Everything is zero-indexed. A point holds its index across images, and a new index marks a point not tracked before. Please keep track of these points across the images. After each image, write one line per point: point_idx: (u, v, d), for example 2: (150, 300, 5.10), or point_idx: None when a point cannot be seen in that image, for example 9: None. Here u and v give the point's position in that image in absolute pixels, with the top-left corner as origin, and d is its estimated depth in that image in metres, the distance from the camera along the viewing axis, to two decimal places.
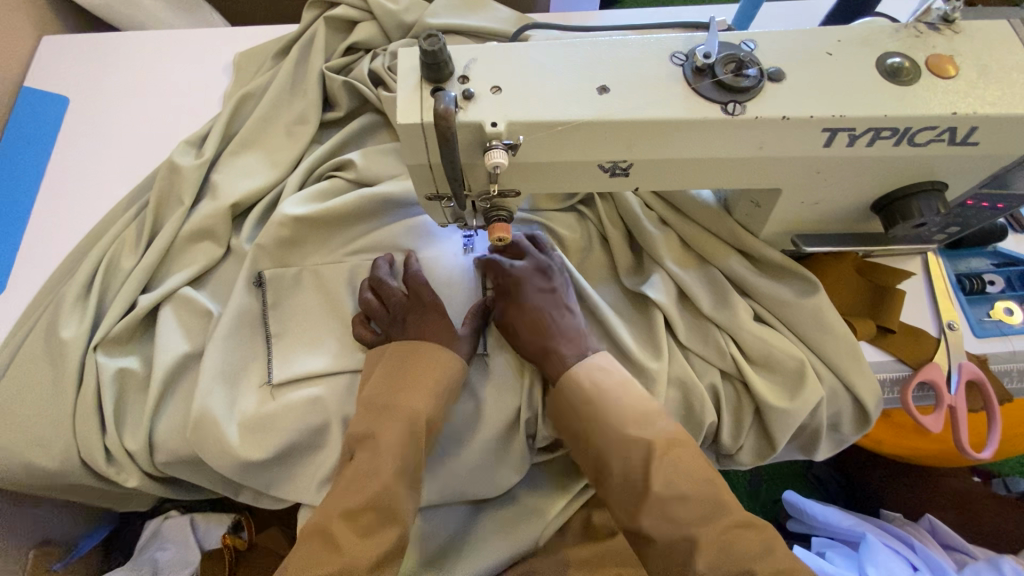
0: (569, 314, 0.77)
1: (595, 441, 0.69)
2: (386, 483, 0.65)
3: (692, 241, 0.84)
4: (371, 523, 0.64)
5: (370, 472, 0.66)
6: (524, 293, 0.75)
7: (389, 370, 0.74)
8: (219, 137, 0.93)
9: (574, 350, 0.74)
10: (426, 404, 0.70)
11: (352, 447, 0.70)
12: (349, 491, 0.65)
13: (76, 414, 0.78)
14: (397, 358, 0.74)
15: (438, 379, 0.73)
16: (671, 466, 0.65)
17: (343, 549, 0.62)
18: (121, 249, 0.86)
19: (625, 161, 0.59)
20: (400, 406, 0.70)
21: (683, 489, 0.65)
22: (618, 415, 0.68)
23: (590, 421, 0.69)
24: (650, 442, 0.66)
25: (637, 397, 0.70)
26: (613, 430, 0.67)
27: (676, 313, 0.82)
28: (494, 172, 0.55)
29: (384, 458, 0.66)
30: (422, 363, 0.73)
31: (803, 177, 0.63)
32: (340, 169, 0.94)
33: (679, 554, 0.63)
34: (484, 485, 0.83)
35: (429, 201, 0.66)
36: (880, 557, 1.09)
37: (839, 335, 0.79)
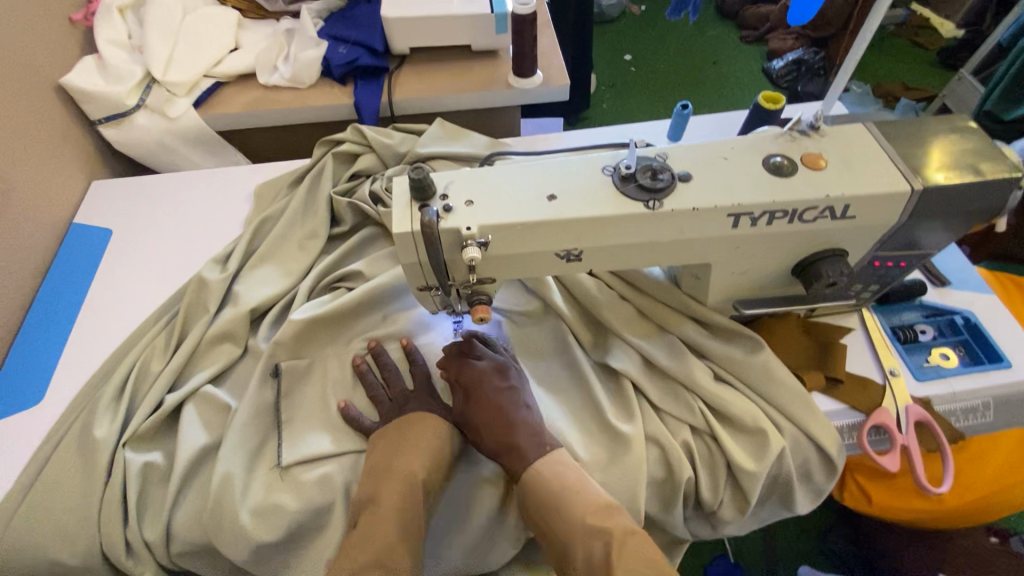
0: (530, 406, 0.85)
1: (558, 529, 0.74)
2: (388, 544, 0.73)
3: (650, 313, 0.96)
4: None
5: (371, 538, 0.73)
6: (484, 389, 0.84)
7: (389, 439, 0.83)
8: (242, 253, 1.08)
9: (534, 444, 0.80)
10: (421, 466, 0.79)
11: (356, 515, 0.78)
12: (354, 557, 0.72)
13: (101, 508, 0.84)
14: (395, 429, 0.84)
15: (432, 444, 0.82)
16: (630, 554, 0.70)
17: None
18: (152, 354, 0.98)
19: (576, 249, 0.74)
20: (398, 470, 0.78)
21: (642, 575, 0.68)
22: (578, 503, 0.74)
23: (554, 514, 0.75)
24: (610, 530, 0.72)
25: (596, 492, 0.76)
26: (575, 517, 0.73)
27: (644, 379, 0.92)
28: (471, 264, 0.69)
29: (386, 521, 0.74)
30: (419, 429, 0.83)
31: (726, 253, 0.78)
32: (343, 279, 1.07)
33: None
34: (480, 560, 0.86)
35: (421, 292, 0.80)
36: None
37: (789, 386, 0.88)
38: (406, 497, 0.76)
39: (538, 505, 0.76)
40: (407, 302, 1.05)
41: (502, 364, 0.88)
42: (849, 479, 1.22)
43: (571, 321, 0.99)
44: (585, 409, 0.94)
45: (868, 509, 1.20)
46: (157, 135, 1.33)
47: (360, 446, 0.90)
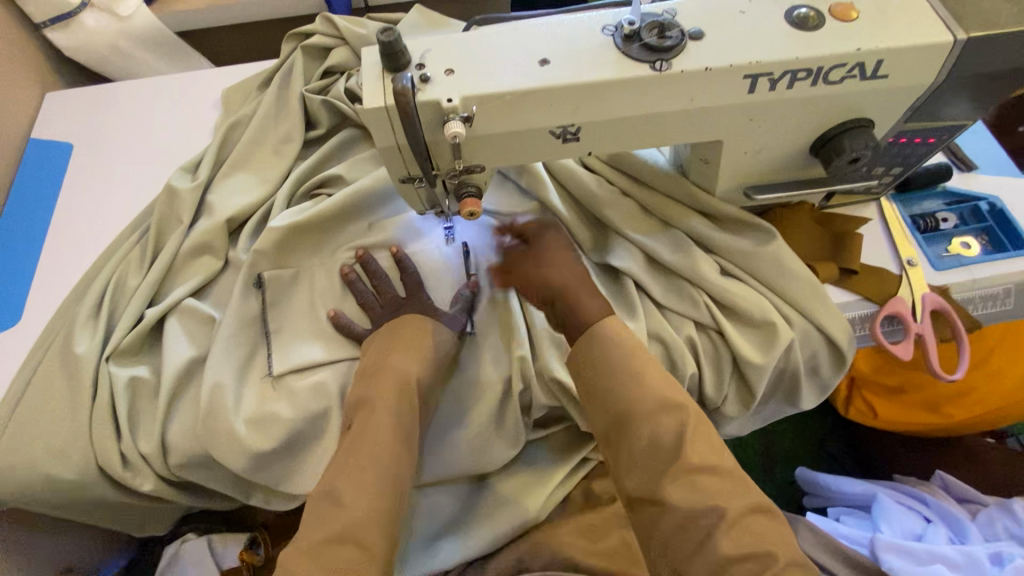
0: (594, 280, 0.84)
1: (629, 395, 0.71)
2: (385, 438, 0.70)
3: (654, 207, 0.89)
4: (374, 479, 0.67)
5: (366, 434, 0.70)
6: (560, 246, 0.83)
7: (381, 342, 0.80)
8: (212, 161, 1.00)
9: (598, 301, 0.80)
10: (417, 366, 0.78)
11: (349, 416, 0.74)
12: (349, 454, 0.69)
13: (93, 422, 0.82)
14: (388, 333, 0.81)
15: (424, 344, 0.80)
16: (701, 439, 0.68)
17: (347, 507, 0.65)
18: (127, 269, 0.93)
19: (573, 126, 0.66)
20: (392, 369, 0.76)
21: (713, 463, 0.66)
22: (655, 377, 0.72)
23: (626, 378, 0.72)
24: (686, 409, 0.70)
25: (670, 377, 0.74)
26: (652, 387, 0.71)
27: (646, 276, 0.87)
28: (454, 141, 0.62)
29: (380, 416, 0.71)
30: (410, 330, 0.81)
31: (738, 127, 0.70)
32: (324, 185, 0.99)
33: (699, 527, 0.63)
34: (479, 460, 0.86)
35: (403, 184, 0.72)
36: (893, 514, 1.20)
37: (800, 277, 0.83)
38: (400, 394, 0.74)
39: (610, 366, 0.73)
40: (393, 207, 0.99)
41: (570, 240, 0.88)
42: (857, 394, 1.24)
43: (569, 221, 0.92)
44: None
45: (872, 423, 1.23)
46: (109, 36, 1.20)
47: (352, 354, 0.87)
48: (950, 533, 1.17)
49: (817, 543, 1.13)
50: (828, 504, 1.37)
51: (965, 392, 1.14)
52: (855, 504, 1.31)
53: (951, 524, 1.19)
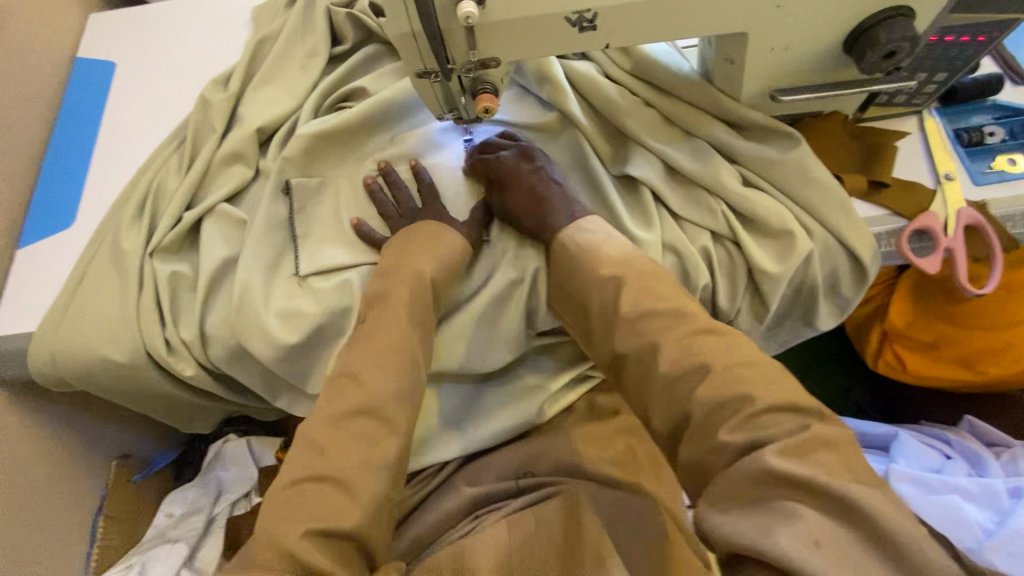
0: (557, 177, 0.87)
1: (575, 273, 0.75)
2: (406, 326, 0.75)
3: (676, 117, 0.88)
4: (394, 361, 0.72)
5: (389, 321, 0.75)
6: (507, 162, 0.87)
7: (400, 243, 0.83)
8: (243, 74, 1.03)
9: (565, 215, 0.81)
10: (434, 263, 0.81)
11: (366, 312, 0.78)
12: (373, 338, 0.73)
13: (141, 311, 0.90)
14: (407, 235, 0.84)
15: (442, 243, 0.83)
16: (650, 295, 0.67)
17: (366, 385, 0.70)
18: (167, 174, 0.98)
19: (590, 11, 0.65)
20: (409, 266, 0.80)
21: (651, 306, 0.66)
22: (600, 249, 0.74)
23: (571, 259, 0.76)
24: (625, 274, 0.70)
25: (616, 243, 0.75)
26: (591, 263, 0.73)
27: (665, 187, 0.86)
28: (467, 23, 0.62)
29: (400, 306, 0.76)
30: (428, 231, 0.84)
31: (764, 15, 0.67)
32: (348, 98, 1.02)
33: (648, 360, 0.64)
34: (489, 359, 0.89)
35: (419, 78, 0.73)
36: (911, 449, 1.19)
37: (825, 187, 0.81)
38: (416, 288, 0.78)
39: (559, 259, 0.78)
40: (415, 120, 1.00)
41: (525, 148, 0.88)
42: (887, 347, 1.19)
43: (589, 132, 0.92)
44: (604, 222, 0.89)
45: (901, 377, 1.19)
46: None
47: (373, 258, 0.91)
48: (970, 469, 1.16)
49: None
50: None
51: (1003, 349, 1.09)
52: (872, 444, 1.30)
53: (971, 460, 1.17)
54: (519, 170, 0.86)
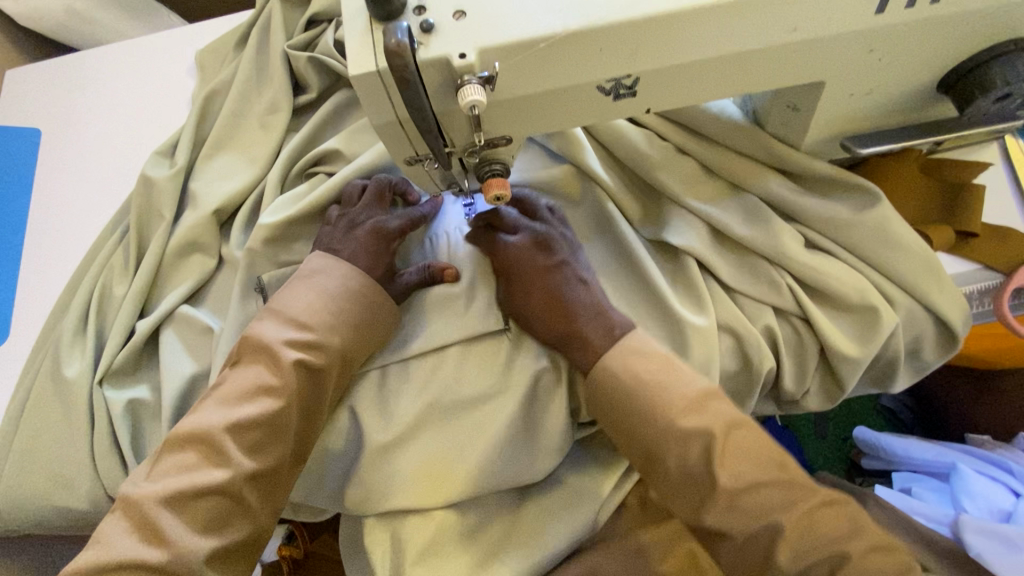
0: (585, 275, 0.71)
1: (645, 425, 0.60)
2: (284, 403, 0.63)
3: (719, 169, 0.73)
4: (258, 440, 0.62)
5: (270, 390, 0.64)
6: (523, 267, 0.71)
7: (311, 289, 0.70)
8: (190, 142, 0.86)
9: (602, 331, 0.67)
10: (338, 335, 0.68)
11: (240, 352, 0.66)
12: (236, 399, 0.63)
13: (96, 452, 0.74)
14: (316, 283, 0.70)
15: (343, 307, 0.69)
16: (736, 453, 0.56)
17: (171, 537, 0.56)
18: (112, 275, 0.82)
19: (629, 76, 0.49)
20: (317, 326, 0.67)
21: (755, 479, 0.55)
22: (676, 388, 0.60)
23: (639, 409, 0.61)
24: (712, 430, 0.57)
25: (689, 379, 0.61)
26: (665, 416, 0.59)
27: (712, 254, 0.72)
28: (473, 113, 0.46)
29: (289, 376, 0.64)
30: (330, 283, 0.70)
31: (852, 60, 0.52)
32: (321, 161, 0.85)
33: (758, 548, 0.53)
34: (527, 472, 0.73)
35: (410, 166, 0.58)
36: (975, 488, 0.97)
37: (909, 249, 0.67)
38: (305, 375, 0.66)
39: (617, 403, 0.63)
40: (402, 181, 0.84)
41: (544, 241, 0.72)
42: None
43: (615, 191, 0.76)
44: (643, 302, 0.74)
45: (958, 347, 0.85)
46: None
47: (367, 364, 0.76)
48: None
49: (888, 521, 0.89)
50: (892, 467, 1.15)
51: None
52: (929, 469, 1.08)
53: None
54: (542, 276, 0.70)
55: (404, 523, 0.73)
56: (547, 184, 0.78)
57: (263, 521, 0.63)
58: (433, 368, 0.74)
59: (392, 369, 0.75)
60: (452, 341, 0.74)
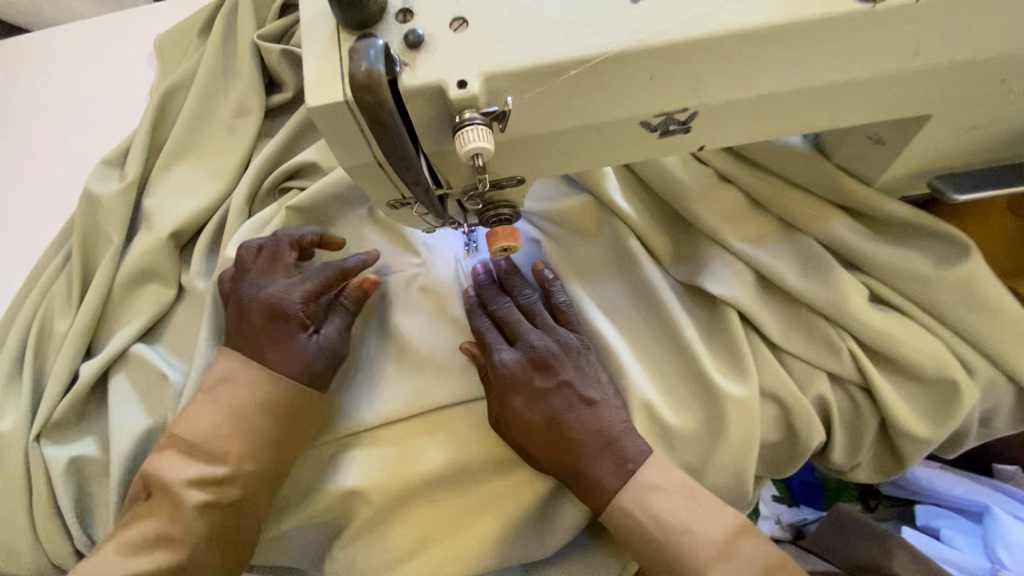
0: (599, 386, 0.57)
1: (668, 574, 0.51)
2: (186, 551, 0.55)
3: (769, 202, 0.61)
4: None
5: (170, 537, 0.55)
6: (514, 381, 0.56)
7: (214, 406, 0.58)
8: (145, 149, 0.74)
9: (615, 470, 0.53)
10: (252, 460, 0.57)
11: (149, 487, 0.58)
12: (137, 546, 0.55)
13: (33, 518, 0.64)
14: (222, 396, 0.58)
15: (251, 429, 0.57)
16: None
17: None
18: (53, 307, 0.70)
19: (684, 110, 0.37)
20: (223, 456, 0.56)
21: None
22: (706, 530, 0.51)
23: (660, 557, 0.51)
24: None
25: (719, 516, 0.51)
26: (691, 567, 0.50)
27: (757, 306, 0.60)
28: (475, 165, 0.34)
29: (192, 520, 0.55)
30: (235, 395, 0.58)
31: (975, 91, 0.40)
32: (295, 174, 0.72)
33: None
34: (538, 547, 0.63)
35: (395, 208, 0.46)
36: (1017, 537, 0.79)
37: (999, 312, 0.56)
38: (216, 512, 0.56)
39: (633, 549, 0.52)
40: None
41: (543, 348, 0.57)
42: None
43: (640, 226, 0.64)
44: (673, 363, 0.62)
45: None
46: None
47: (336, 429, 0.64)
48: None
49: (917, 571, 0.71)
50: (913, 500, 0.93)
51: None
52: (955, 506, 0.89)
53: None
54: (537, 395, 0.56)
55: None
56: (559, 222, 0.67)
57: None
58: (425, 431, 0.63)
59: (373, 429, 0.64)
60: (448, 402, 0.64)
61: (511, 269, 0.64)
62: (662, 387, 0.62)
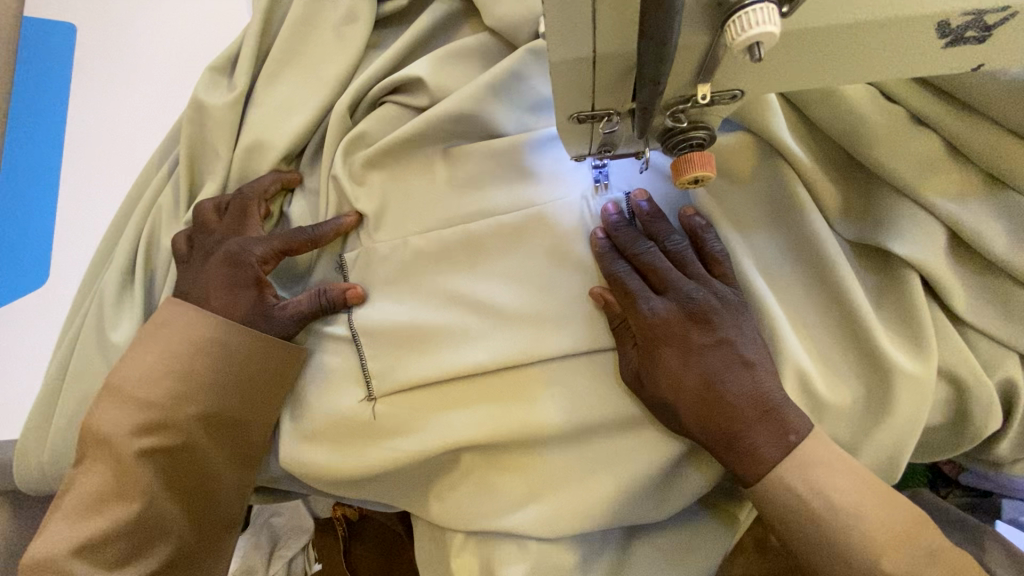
0: (758, 349, 0.52)
1: (830, 561, 0.47)
2: (144, 503, 0.53)
3: (979, 150, 0.51)
4: (125, 550, 0.52)
5: (119, 493, 0.53)
6: (666, 334, 0.52)
7: (151, 350, 0.56)
8: (251, 55, 0.68)
9: (776, 440, 0.49)
10: (196, 400, 0.55)
11: (83, 448, 0.55)
12: (85, 509, 0.53)
13: None
14: (160, 342, 0.56)
15: (192, 368, 0.56)
16: None
17: None
18: (160, 220, 0.67)
19: (1001, 10, 0.30)
20: (160, 404, 0.54)
21: None
22: (877, 516, 0.46)
23: (826, 539, 0.47)
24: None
25: (891, 500, 0.47)
26: (862, 554, 0.46)
27: (947, 274, 0.52)
28: (746, 57, 0.27)
29: (139, 471, 0.53)
30: (186, 328, 0.57)
31: None
32: (407, 91, 0.66)
33: None
34: (655, 510, 0.60)
35: (577, 124, 0.39)
36: None
37: None
38: (166, 457, 0.54)
39: (789, 529, 0.48)
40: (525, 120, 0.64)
41: (700, 302, 0.52)
42: None
43: (811, 174, 0.56)
44: (833, 332, 0.55)
45: None
46: None
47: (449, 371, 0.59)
48: None
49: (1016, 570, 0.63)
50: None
51: None
52: None
53: None
54: (690, 353, 0.51)
55: (499, 553, 0.61)
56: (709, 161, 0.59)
57: (190, 539, 0.56)
58: (544, 381, 0.59)
59: (488, 373, 0.60)
60: (572, 351, 0.59)
61: (654, 213, 0.57)
62: (818, 356, 0.55)
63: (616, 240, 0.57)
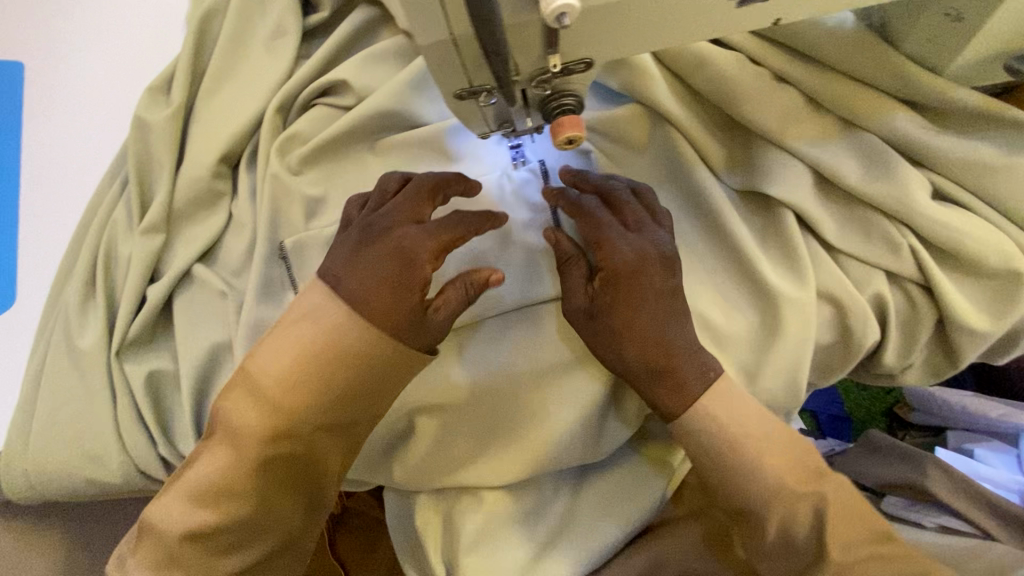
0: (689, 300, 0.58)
1: (737, 478, 0.52)
2: (264, 490, 0.50)
3: (829, 99, 0.59)
4: (240, 537, 0.50)
5: (245, 478, 0.50)
6: (638, 276, 0.56)
7: (310, 325, 0.52)
8: (188, 74, 0.74)
9: (700, 370, 0.55)
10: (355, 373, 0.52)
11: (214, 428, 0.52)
12: (199, 493, 0.50)
13: (120, 427, 0.68)
14: (296, 327, 0.52)
15: (353, 341, 0.51)
16: (847, 515, 0.48)
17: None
18: (116, 232, 0.72)
19: None
20: (303, 387, 0.50)
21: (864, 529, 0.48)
22: (781, 442, 0.52)
23: (735, 459, 0.52)
24: (825, 491, 0.49)
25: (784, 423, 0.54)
26: (765, 471, 0.51)
27: (816, 209, 0.60)
28: (557, 25, 0.34)
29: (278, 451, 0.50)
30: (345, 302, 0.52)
31: None
32: (334, 93, 0.72)
33: None
34: (593, 449, 0.67)
35: (460, 101, 0.45)
36: None
37: None
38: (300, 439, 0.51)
39: (714, 451, 0.53)
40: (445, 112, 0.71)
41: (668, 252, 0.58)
42: None
43: (694, 134, 0.63)
44: (728, 270, 0.63)
45: None
46: None
47: None
48: None
49: (953, 488, 0.75)
50: (946, 425, 0.93)
51: None
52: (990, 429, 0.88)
53: None
54: (659, 294, 0.56)
55: (458, 505, 0.67)
56: (608, 131, 0.66)
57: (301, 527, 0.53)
58: (480, 341, 0.65)
59: None
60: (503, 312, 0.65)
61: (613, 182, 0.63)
62: (717, 292, 0.62)
63: (587, 197, 0.61)
